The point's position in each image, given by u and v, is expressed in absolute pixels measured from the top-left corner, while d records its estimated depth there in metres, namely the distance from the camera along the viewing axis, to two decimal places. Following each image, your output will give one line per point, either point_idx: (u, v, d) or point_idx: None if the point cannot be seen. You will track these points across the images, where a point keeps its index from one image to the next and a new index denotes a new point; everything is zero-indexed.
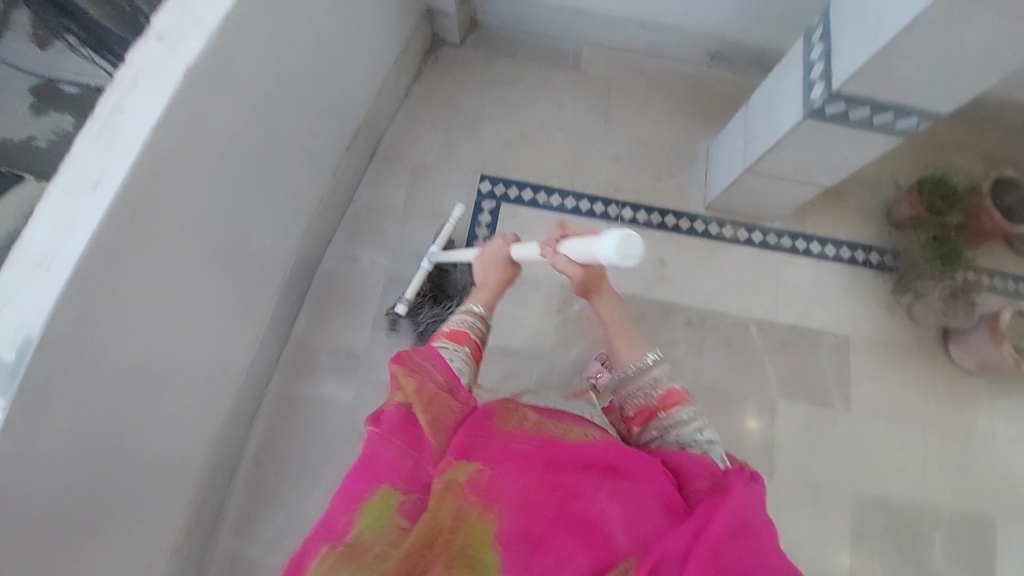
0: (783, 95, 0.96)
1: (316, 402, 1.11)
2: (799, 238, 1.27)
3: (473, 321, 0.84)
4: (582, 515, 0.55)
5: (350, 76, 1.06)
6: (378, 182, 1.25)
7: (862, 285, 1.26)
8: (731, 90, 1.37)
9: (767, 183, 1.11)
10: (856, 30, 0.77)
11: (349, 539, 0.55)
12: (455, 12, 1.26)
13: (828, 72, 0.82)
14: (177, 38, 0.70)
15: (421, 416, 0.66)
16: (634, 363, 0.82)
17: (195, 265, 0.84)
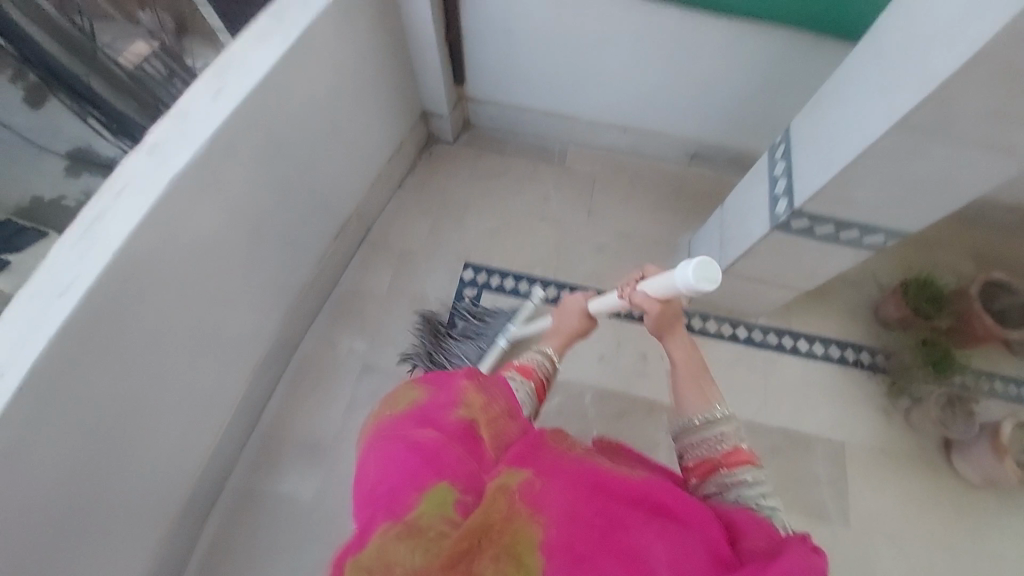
0: (753, 202, 0.99)
1: (275, 497, 1.06)
2: (785, 334, 1.25)
3: (540, 358, 0.90)
4: (629, 547, 0.52)
5: (340, 174, 1.12)
6: (363, 266, 1.28)
7: (854, 386, 1.21)
8: (712, 187, 1.43)
9: (745, 283, 1.11)
10: (812, 155, 0.80)
11: (408, 520, 0.54)
12: (449, 115, 1.36)
13: (789, 191, 0.85)
14: (166, 153, 0.76)
15: (484, 430, 0.66)
16: (702, 415, 0.77)
17: (162, 357, 0.85)
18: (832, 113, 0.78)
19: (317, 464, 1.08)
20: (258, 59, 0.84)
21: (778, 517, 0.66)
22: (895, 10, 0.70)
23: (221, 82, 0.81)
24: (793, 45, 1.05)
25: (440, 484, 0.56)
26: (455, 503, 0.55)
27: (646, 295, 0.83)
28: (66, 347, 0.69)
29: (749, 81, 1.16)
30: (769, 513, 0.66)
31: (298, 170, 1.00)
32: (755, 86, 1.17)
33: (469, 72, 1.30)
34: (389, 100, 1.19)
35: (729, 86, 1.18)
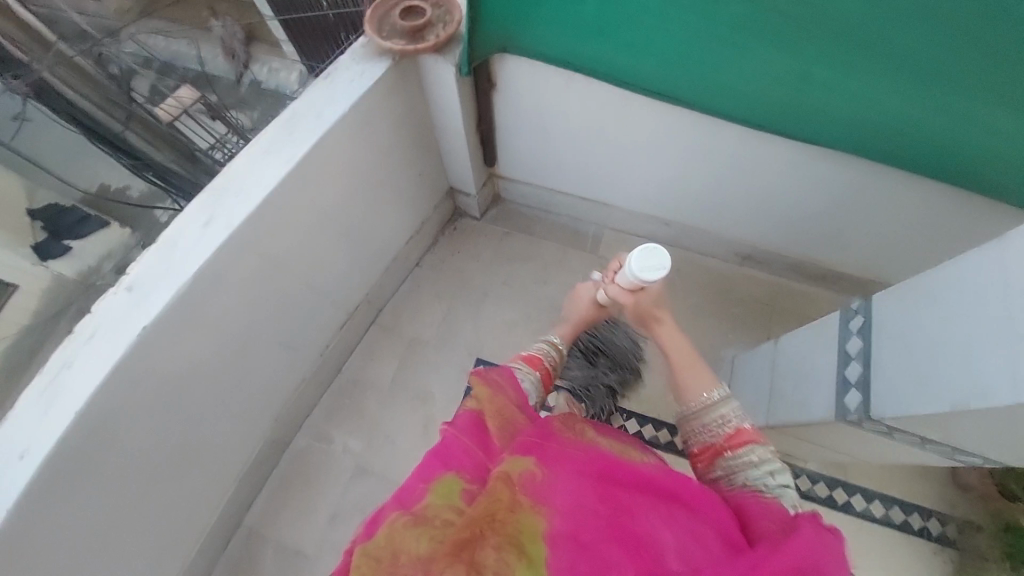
0: (812, 365, 0.83)
1: None
2: (837, 486, 1.09)
3: (548, 349, 0.95)
4: (633, 531, 0.57)
5: (349, 268, 1.05)
6: (370, 353, 1.21)
7: (916, 562, 1.03)
8: (762, 291, 1.25)
9: (794, 436, 0.96)
10: (901, 360, 0.65)
11: (417, 509, 0.61)
12: (476, 194, 1.26)
13: (868, 392, 0.69)
14: (145, 291, 0.70)
15: (493, 423, 0.72)
16: (702, 398, 0.83)
17: (140, 483, 0.80)
18: (932, 317, 0.62)
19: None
20: (254, 182, 0.76)
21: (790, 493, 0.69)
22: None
23: (214, 209, 0.74)
24: (880, 179, 0.88)
25: (446, 478, 0.64)
26: (461, 493, 0.62)
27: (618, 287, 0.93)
28: (33, 508, 0.65)
29: (821, 203, 0.98)
30: (773, 488, 0.70)
31: (298, 278, 0.92)
32: (824, 208, 1.00)
33: (501, 154, 1.20)
34: (413, 187, 1.11)
35: (794, 204, 1.02)
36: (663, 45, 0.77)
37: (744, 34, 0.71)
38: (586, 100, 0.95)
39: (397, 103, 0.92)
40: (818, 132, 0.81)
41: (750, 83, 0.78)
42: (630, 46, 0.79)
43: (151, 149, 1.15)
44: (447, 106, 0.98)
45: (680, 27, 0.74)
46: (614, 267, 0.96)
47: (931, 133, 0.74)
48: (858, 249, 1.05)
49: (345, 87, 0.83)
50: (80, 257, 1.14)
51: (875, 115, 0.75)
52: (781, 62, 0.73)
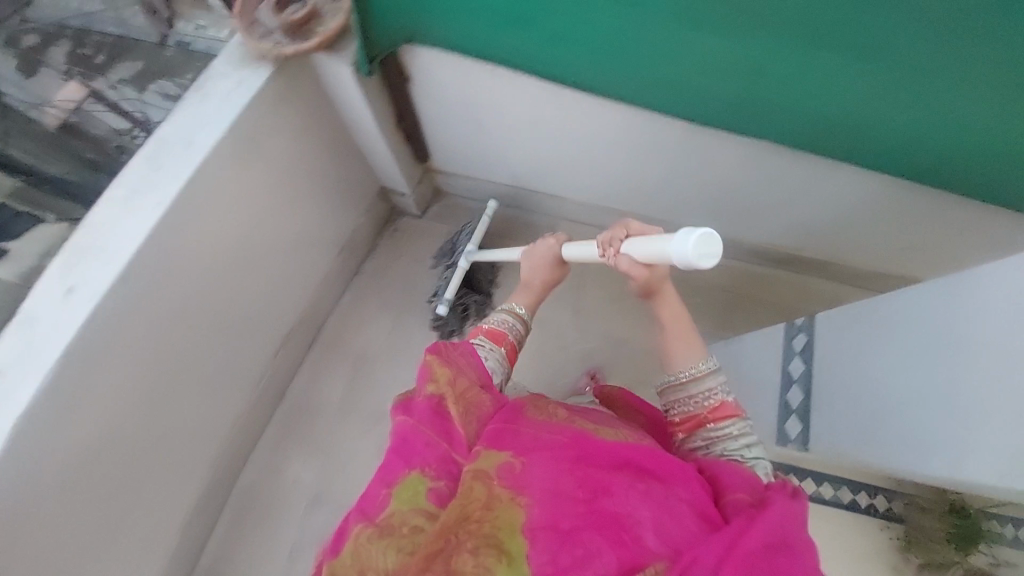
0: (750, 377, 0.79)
1: None
2: (793, 473, 1.10)
3: (512, 321, 0.78)
4: (611, 512, 0.48)
5: (273, 294, 0.96)
6: (314, 375, 1.13)
7: (871, 540, 1.06)
8: (724, 279, 1.18)
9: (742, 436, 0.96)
10: (846, 404, 0.62)
11: (381, 518, 0.53)
12: (412, 194, 1.17)
13: (805, 420, 0.68)
14: (11, 376, 0.64)
15: (452, 404, 0.60)
16: (689, 367, 0.65)
17: (62, 561, 0.74)
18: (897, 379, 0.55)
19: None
20: (121, 234, 0.67)
21: (765, 466, 0.57)
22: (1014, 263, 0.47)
23: (77, 273, 0.66)
24: (839, 174, 0.79)
25: (411, 477, 0.55)
26: (429, 494, 0.53)
27: (633, 263, 0.63)
28: None
29: (780, 197, 0.89)
30: (753, 463, 0.57)
31: (205, 320, 0.83)
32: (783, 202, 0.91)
33: (432, 149, 1.08)
34: (333, 196, 1.00)
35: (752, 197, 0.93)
36: (589, 35, 0.65)
37: (680, 26, 0.60)
38: (512, 94, 0.83)
39: (291, 111, 0.79)
40: (770, 130, 0.71)
41: (693, 81, 0.67)
42: (552, 38, 0.67)
43: (43, 160, 0.90)
44: (355, 108, 0.86)
45: (603, 19, 0.62)
46: (619, 234, 0.66)
47: (892, 131, 0.65)
48: (818, 237, 0.99)
49: (218, 103, 0.71)
50: (16, 260, 0.81)
51: (825, 116, 0.66)
52: (721, 62, 0.63)
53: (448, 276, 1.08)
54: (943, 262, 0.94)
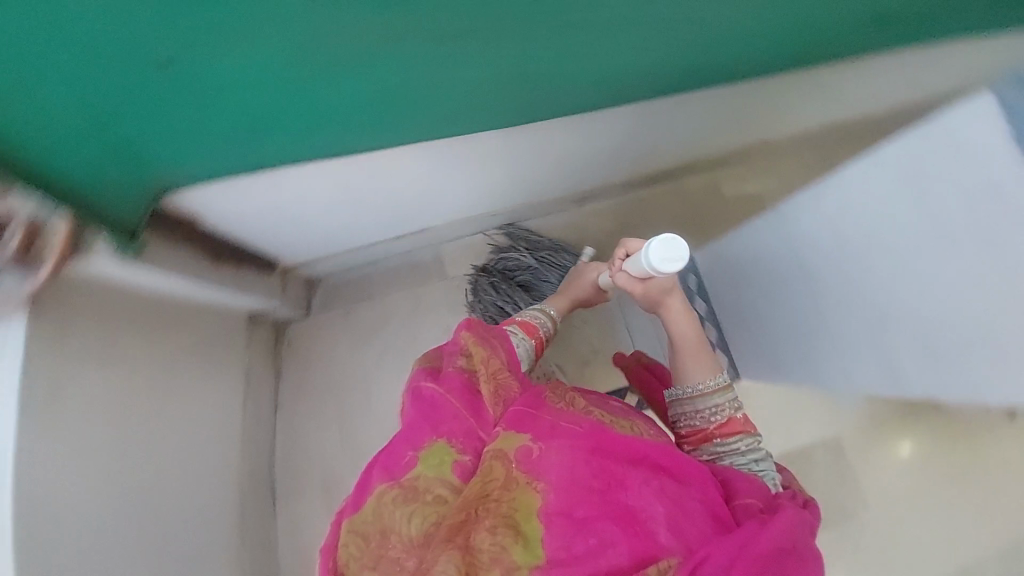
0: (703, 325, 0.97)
1: None
2: None
3: (543, 318, 0.81)
4: (626, 505, 0.48)
5: (205, 491, 0.86)
6: (293, 527, 1.05)
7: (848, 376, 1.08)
8: (619, 219, 1.13)
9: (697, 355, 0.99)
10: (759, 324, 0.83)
11: (405, 480, 0.50)
12: (281, 303, 1.08)
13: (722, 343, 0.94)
14: None
15: (485, 382, 0.57)
16: (704, 380, 0.70)
17: None
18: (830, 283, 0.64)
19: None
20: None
21: (773, 478, 0.62)
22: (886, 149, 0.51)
23: None
24: (657, 106, 0.79)
25: (436, 444, 0.52)
26: (455, 466, 0.51)
27: (631, 279, 0.71)
28: None
29: (619, 140, 0.87)
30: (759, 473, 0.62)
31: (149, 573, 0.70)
32: (625, 141, 0.89)
33: (285, 252, 0.99)
34: (201, 362, 0.90)
35: (597, 150, 0.89)
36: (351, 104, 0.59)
37: (428, 52, 0.55)
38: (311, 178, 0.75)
39: (94, 328, 0.68)
40: (575, 100, 0.68)
41: (477, 99, 0.64)
42: (317, 118, 0.61)
43: None
44: (161, 275, 0.76)
45: (349, 85, 0.57)
46: (621, 254, 0.73)
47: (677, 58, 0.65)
48: (671, 150, 0.98)
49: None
50: None
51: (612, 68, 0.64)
52: (483, 68, 0.59)
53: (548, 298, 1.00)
54: (780, 118, 0.96)
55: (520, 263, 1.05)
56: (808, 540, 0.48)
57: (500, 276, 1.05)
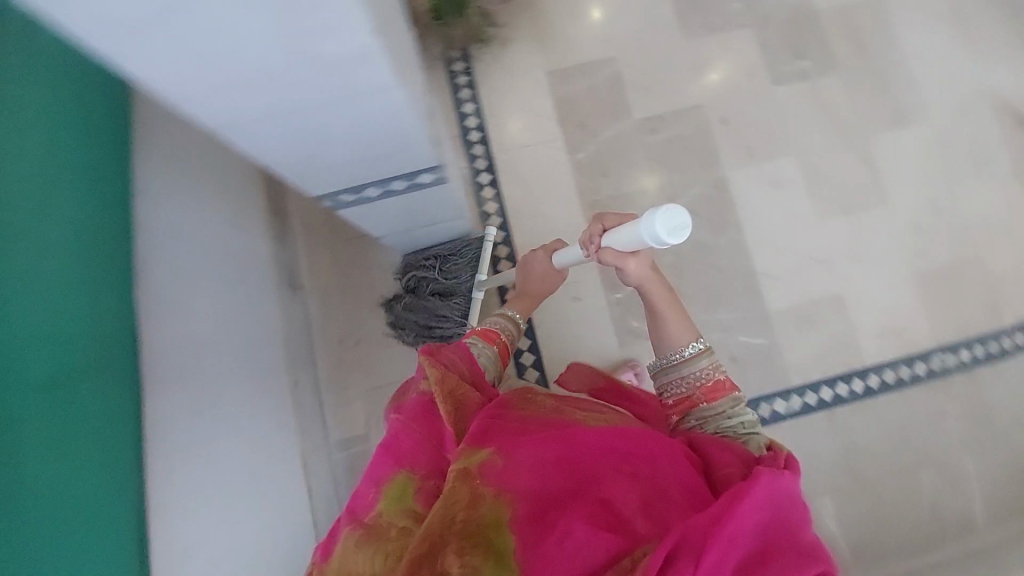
0: (372, 154, 0.55)
1: (902, 537, 0.98)
2: (465, 112, 1.09)
3: (503, 323, 0.78)
4: (596, 494, 0.47)
5: None
6: None
7: (495, 46, 1.11)
8: (314, 244, 1.02)
9: (422, 202, 0.75)
10: (364, 168, 0.58)
11: (370, 520, 0.52)
12: None
13: (491, 160, 1.08)
14: None
15: (443, 402, 0.57)
16: (688, 347, 0.68)
17: None
18: (406, 93, 0.48)
19: (855, 518, 0.98)
20: None
21: (758, 441, 0.59)
22: (164, 86, 0.40)
23: None
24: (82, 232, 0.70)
25: (399, 476, 0.53)
26: (417, 494, 0.52)
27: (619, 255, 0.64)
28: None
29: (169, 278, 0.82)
30: (744, 436, 0.59)
31: None
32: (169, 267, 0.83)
33: None
34: None
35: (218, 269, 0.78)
36: (116, 494, 0.67)
37: None
38: None
39: None
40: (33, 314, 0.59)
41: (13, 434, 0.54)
42: None
43: None
44: None
45: None
46: (597, 231, 0.67)
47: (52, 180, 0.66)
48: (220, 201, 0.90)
49: None
50: None
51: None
52: None
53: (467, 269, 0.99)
54: None
55: (428, 275, 0.98)
56: (797, 510, 0.46)
57: (421, 292, 0.98)
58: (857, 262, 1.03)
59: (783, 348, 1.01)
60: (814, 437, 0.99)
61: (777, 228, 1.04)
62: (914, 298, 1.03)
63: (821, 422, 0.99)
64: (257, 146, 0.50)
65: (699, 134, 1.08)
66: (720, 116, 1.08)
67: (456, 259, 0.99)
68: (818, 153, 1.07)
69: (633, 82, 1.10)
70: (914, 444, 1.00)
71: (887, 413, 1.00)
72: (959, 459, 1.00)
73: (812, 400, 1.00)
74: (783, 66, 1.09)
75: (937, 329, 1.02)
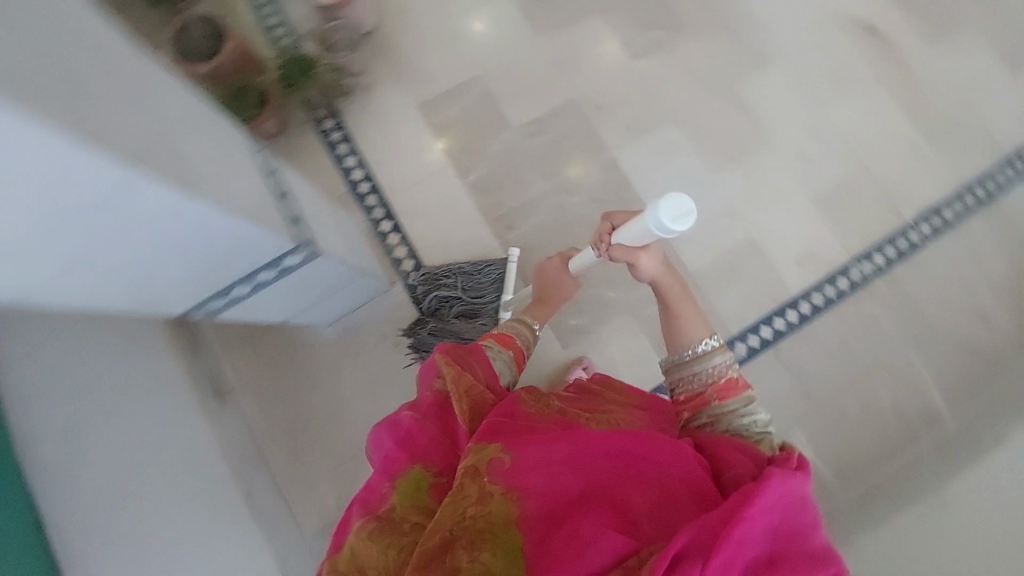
0: (212, 258, 0.55)
1: (873, 444, 1.01)
2: (348, 165, 1.08)
3: (520, 330, 0.82)
4: (605, 491, 0.48)
5: None
6: None
7: (359, 93, 1.10)
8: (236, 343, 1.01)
9: (310, 277, 0.74)
10: (213, 271, 0.58)
11: (385, 511, 0.51)
12: None
13: (387, 205, 1.07)
14: None
15: (459, 401, 0.57)
16: (703, 344, 0.69)
17: None
18: (209, 200, 0.47)
19: (827, 440, 1.01)
20: None
21: (772, 442, 0.60)
22: None
23: None
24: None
25: (413, 470, 0.53)
26: (431, 491, 0.52)
27: (627, 250, 0.70)
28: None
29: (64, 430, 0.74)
30: (757, 437, 0.60)
31: None
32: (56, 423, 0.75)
33: None
34: None
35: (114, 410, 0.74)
36: None
37: None
38: None
39: None
40: None
41: None
42: None
43: None
44: None
45: None
46: (608, 230, 0.74)
47: None
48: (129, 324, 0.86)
49: None
50: None
51: None
52: None
53: (486, 292, 0.99)
54: None
55: (452, 295, 0.99)
56: (810, 516, 0.46)
57: (445, 313, 0.99)
58: (755, 202, 1.07)
59: (714, 302, 1.03)
60: (766, 377, 1.01)
61: (675, 192, 1.07)
62: (819, 220, 1.07)
63: (769, 362, 1.01)
64: (101, 289, 0.52)
65: (578, 125, 1.10)
66: (593, 102, 1.10)
67: (479, 280, 1.00)
68: (693, 111, 1.10)
69: (503, 93, 1.11)
70: (860, 355, 1.03)
71: (826, 333, 1.03)
72: (904, 355, 1.04)
73: (754, 342, 1.02)
74: (637, 39, 1.13)
75: (847, 241, 1.07)
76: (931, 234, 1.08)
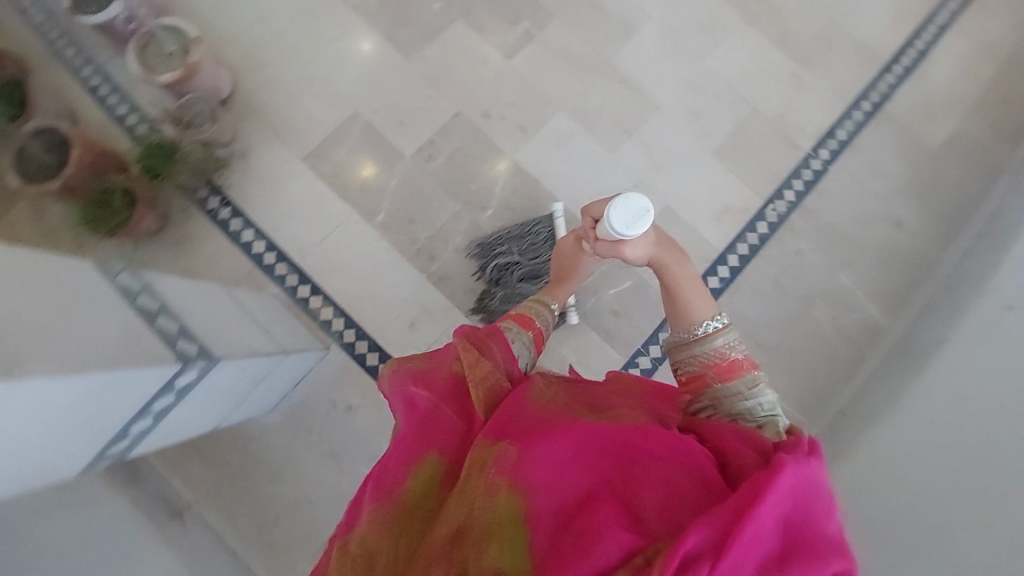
0: (89, 417, 0.52)
1: (827, 372, 1.04)
2: (248, 239, 1.02)
3: (540, 312, 0.77)
4: (616, 485, 0.44)
5: None
6: None
7: (238, 162, 1.04)
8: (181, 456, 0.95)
9: (224, 383, 0.69)
10: (98, 425, 0.54)
11: (398, 496, 0.47)
12: None
13: (299, 269, 1.02)
14: None
15: (475, 391, 0.53)
16: (706, 324, 0.68)
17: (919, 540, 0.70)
18: (48, 369, 0.44)
19: (783, 379, 1.04)
20: None
21: (778, 423, 0.58)
22: None
23: None
24: None
25: (428, 457, 0.49)
26: (444, 484, 0.48)
27: (607, 245, 0.71)
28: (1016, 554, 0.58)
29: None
30: (763, 419, 0.58)
31: None
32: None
33: None
34: None
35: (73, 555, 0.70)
36: None
37: None
38: None
39: None
40: None
41: None
42: None
43: None
44: None
45: None
46: (590, 224, 0.73)
47: None
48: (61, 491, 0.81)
49: None
50: None
51: None
52: None
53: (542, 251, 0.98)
54: None
55: (511, 261, 0.98)
56: (825, 506, 0.43)
57: (509, 280, 0.98)
58: (662, 172, 1.07)
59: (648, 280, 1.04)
60: None
61: (584, 182, 1.06)
62: (726, 173, 1.08)
63: None
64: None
65: (472, 139, 1.07)
66: (480, 113, 1.07)
67: (528, 243, 0.98)
68: (581, 96, 1.09)
69: (387, 125, 1.07)
70: (794, 292, 1.06)
71: (759, 279, 1.06)
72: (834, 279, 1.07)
73: None
74: (508, 39, 1.10)
75: (757, 186, 1.08)
76: (831, 157, 1.11)
